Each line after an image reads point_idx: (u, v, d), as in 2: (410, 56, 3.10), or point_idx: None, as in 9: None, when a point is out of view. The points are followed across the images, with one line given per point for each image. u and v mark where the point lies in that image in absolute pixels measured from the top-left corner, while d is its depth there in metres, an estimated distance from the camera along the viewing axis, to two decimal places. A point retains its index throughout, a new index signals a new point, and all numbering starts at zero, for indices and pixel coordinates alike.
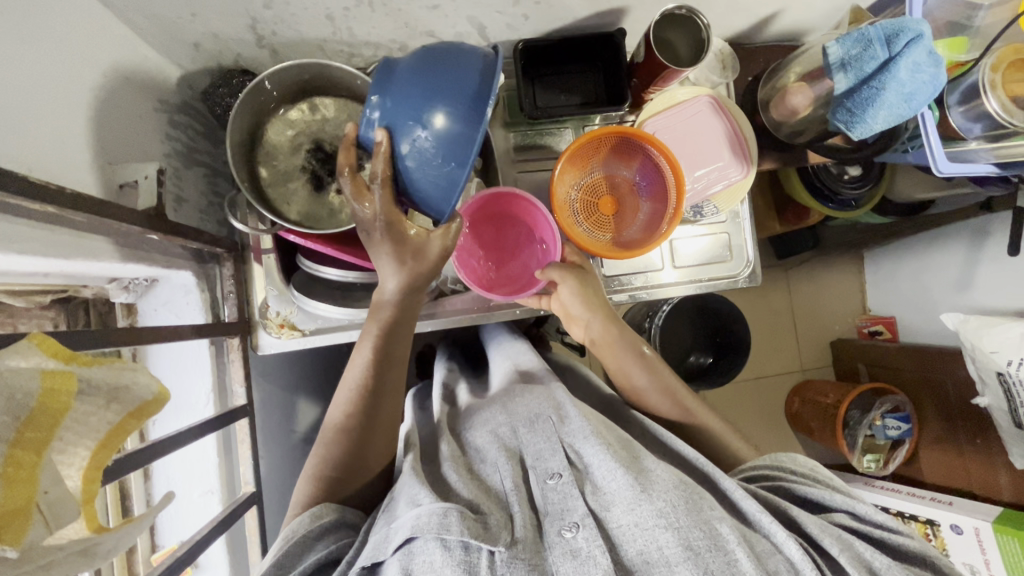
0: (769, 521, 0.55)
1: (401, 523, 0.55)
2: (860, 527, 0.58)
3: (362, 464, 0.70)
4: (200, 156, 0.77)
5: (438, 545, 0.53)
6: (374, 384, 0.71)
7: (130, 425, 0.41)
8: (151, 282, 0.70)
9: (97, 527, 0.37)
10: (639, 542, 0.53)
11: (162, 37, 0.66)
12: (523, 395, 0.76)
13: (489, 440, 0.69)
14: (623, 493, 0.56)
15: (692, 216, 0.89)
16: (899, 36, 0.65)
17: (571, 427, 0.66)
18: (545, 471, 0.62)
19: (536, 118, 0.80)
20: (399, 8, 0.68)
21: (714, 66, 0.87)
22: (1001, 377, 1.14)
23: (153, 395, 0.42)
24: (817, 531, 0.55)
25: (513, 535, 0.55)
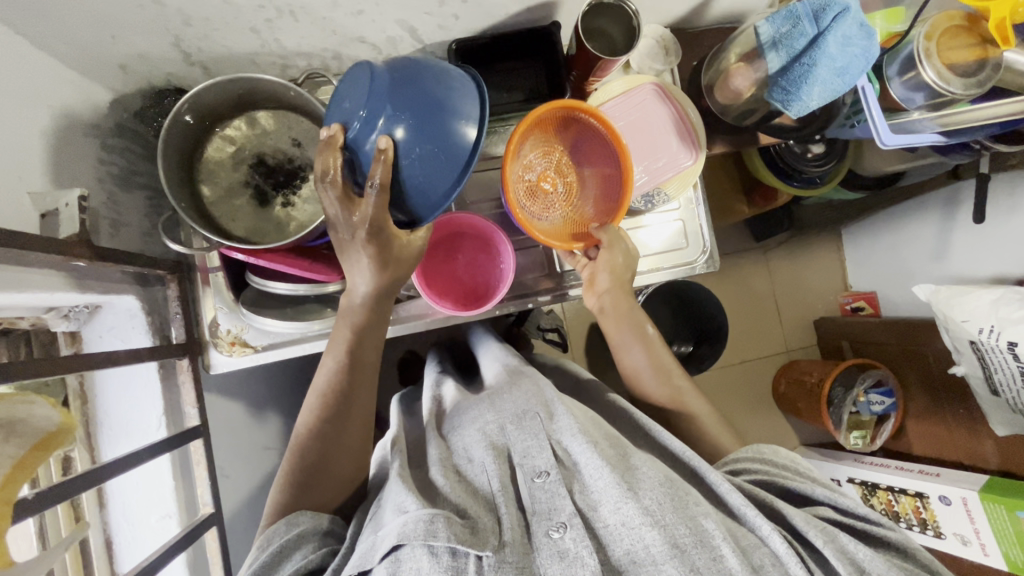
0: (754, 513, 0.57)
1: (387, 530, 0.56)
2: (846, 521, 0.61)
3: (326, 471, 0.69)
4: (140, 178, 0.77)
5: (425, 552, 0.54)
6: (345, 387, 0.71)
7: (33, 454, 0.52)
8: (93, 309, 0.69)
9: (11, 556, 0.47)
10: (626, 541, 0.55)
11: (85, 61, 0.65)
12: (511, 391, 0.76)
13: (477, 438, 0.68)
14: (610, 492, 0.57)
15: (644, 206, 0.88)
16: (826, 10, 0.64)
17: (559, 424, 0.68)
18: (532, 469, 0.63)
19: None
20: (323, 16, 0.67)
21: (656, 53, 0.86)
22: (974, 346, 1.13)
23: (46, 425, 0.55)
24: (802, 523, 0.57)
25: (501, 540, 0.57)
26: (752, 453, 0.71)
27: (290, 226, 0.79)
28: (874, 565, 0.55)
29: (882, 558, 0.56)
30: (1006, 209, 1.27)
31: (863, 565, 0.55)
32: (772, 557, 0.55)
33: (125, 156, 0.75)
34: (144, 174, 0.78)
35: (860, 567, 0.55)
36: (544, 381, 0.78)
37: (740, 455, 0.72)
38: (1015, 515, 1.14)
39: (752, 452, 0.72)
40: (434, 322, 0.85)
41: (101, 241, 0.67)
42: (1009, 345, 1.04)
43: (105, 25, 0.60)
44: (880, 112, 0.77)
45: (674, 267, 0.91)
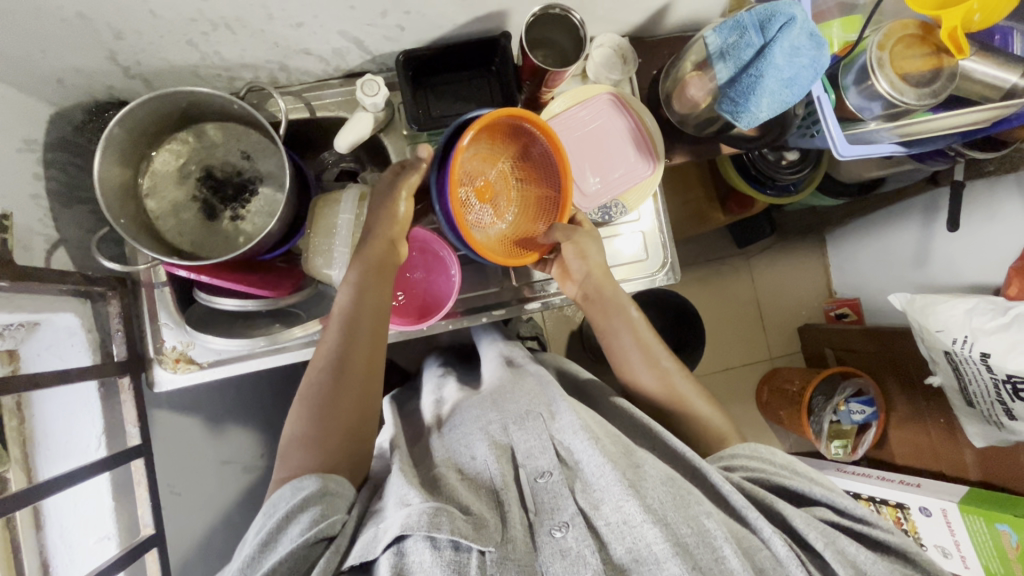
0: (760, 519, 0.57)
1: (389, 523, 0.56)
2: (843, 523, 0.59)
3: (333, 417, 0.67)
4: (83, 193, 0.76)
5: (428, 546, 0.54)
6: (352, 334, 0.70)
7: None
8: (30, 326, 0.68)
9: None
10: (628, 540, 0.54)
11: (18, 76, 0.64)
12: (513, 390, 0.76)
13: (478, 434, 0.69)
14: (613, 490, 0.57)
15: (602, 219, 0.85)
16: (772, 20, 0.63)
17: (560, 423, 0.68)
18: (534, 469, 0.64)
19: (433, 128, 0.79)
20: (261, 28, 0.66)
21: (614, 62, 0.84)
22: (949, 356, 1.11)
23: None
24: (802, 526, 0.57)
25: (505, 537, 0.56)
26: (746, 449, 0.69)
27: (238, 240, 0.78)
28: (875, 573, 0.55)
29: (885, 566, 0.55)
30: (985, 215, 1.25)
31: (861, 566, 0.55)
32: (774, 560, 0.55)
33: (67, 170, 0.73)
34: (88, 188, 0.77)
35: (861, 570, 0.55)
36: (547, 380, 0.78)
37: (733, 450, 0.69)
38: (995, 528, 1.11)
39: (746, 450, 0.69)
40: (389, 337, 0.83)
41: (34, 261, 0.66)
42: (982, 356, 1.02)
43: (33, 39, 0.59)
44: (837, 122, 0.75)
45: (635, 279, 0.90)
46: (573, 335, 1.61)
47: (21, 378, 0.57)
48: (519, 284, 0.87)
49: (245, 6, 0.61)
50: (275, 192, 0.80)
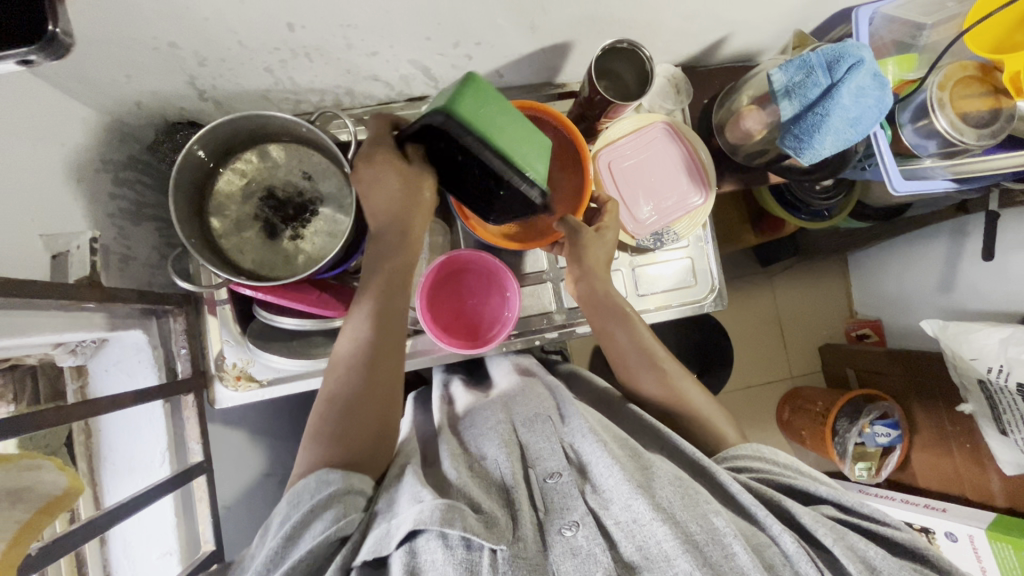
0: (765, 513, 0.57)
1: (401, 519, 0.54)
2: (850, 519, 0.60)
3: (370, 399, 0.68)
4: (150, 211, 0.77)
5: (440, 544, 0.53)
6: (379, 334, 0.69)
7: (42, 520, 0.46)
8: (99, 343, 0.68)
9: None
10: (638, 538, 0.54)
11: (102, 99, 0.65)
12: (523, 397, 0.77)
13: (489, 436, 0.69)
14: (621, 490, 0.57)
15: (653, 245, 0.87)
16: (840, 62, 0.65)
17: (570, 427, 0.69)
18: (545, 471, 0.64)
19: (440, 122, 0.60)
20: (337, 56, 0.67)
21: (668, 92, 0.87)
22: (984, 384, 1.13)
23: (61, 490, 0.48)
24: (811, 522, 0.57)
25: (516, 535, 0.56)
26: (752, 452, 0.70)
27: (299, 259, 0.80)
28: (888, 567, 0.54)
29: (896, 560, 0.55)
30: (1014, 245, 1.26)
31: (870, 559, 0.55)
32: (783, 557, 0.55)
33: (136, 188, 0.75)
34: (154, 206, 0.78)
35: (872, 567, 0.54)
36: (556, 386, 0.80)
37: (738, 453, 0.70)
38: None
39: (746, 452, 0.70)
40: (441, 357, 0.84)
41: (111, 280, 0.67)
42: (1019, 387, 1.03)
43: (123, 65, 0.60)
44: (893, 157, 0.76)
45: (679, 304, 0.91)
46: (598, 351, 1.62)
47: (103, 400, 0.59)
48: (569, 306, 0.89)
49: (327, 37, 0.63)
50: (335, 213, 0.81)
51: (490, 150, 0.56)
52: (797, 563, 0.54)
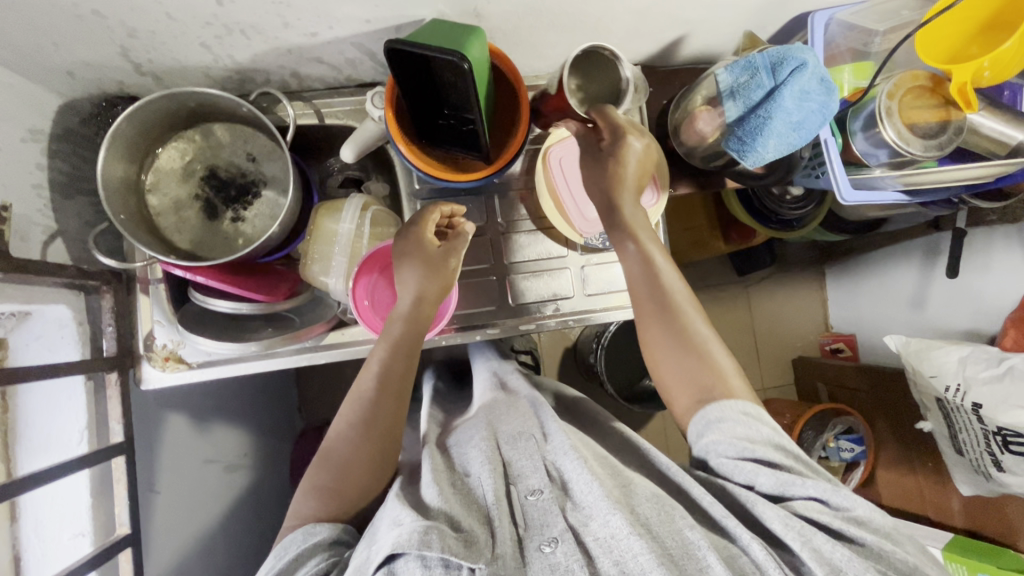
0: (736, 525, 0.56)
1: (381, 543, 0.55)
2: (823, 521, 0.56)
3: (363, 452, 0.67)
4: (86, 185, 0.76)
5: (418, 564, 0.53)
6: (383, 383, 0.68)
7: None
8: (21, 316, 0.66)
9: None
10: (615, 553, 0.53)
11: (31, 67, 0.64)
12: (507, 414, 0.77)
13: (474, 453, 0.69)
14: (599, 505, 0.57)
15: (603, 244, 0.87)
16: (783, 64, 0.63)
17: (553, 445, 0.68)
18: (527, 488, 0.64)
19: (418, 61, 0.64)
20: (275, 36, 0.66)
21: (626, 89, 0.85)
22: (941, 403, 1.11)
23: None
24: (779, 528, 0.55)
25: (494, 554, 0.56)
26: (736, 411, 0.62)
27: (237, 242, 0.78)
28: (852, 568, 0.52)
29: (865, 563, 0.52)
30: (982, 265, 1.26)
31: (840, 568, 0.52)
32: (753, 566, 0.53)
33: (73, 162, 0.74)
34: (92, 180, 0.77)
35: (838, 569, 0.52)
36: (540, 401, 0.78)
37: (722, 412, 0.62)
38: None
39: (727, 414, 0.62)
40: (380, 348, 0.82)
41: (33, 251, 0.66)
42: (974, 406, 1.03)
43: (48, 32, 0.59)
44: (842, 166, 0.75)
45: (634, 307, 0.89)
46: (564, 352, 1.60)
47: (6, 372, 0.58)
48: (515, 303, 0.87)
49: (261, 14, 0.62)
50: (277, 196, 0.80)
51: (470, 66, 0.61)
52: (763, 567, 0.53)
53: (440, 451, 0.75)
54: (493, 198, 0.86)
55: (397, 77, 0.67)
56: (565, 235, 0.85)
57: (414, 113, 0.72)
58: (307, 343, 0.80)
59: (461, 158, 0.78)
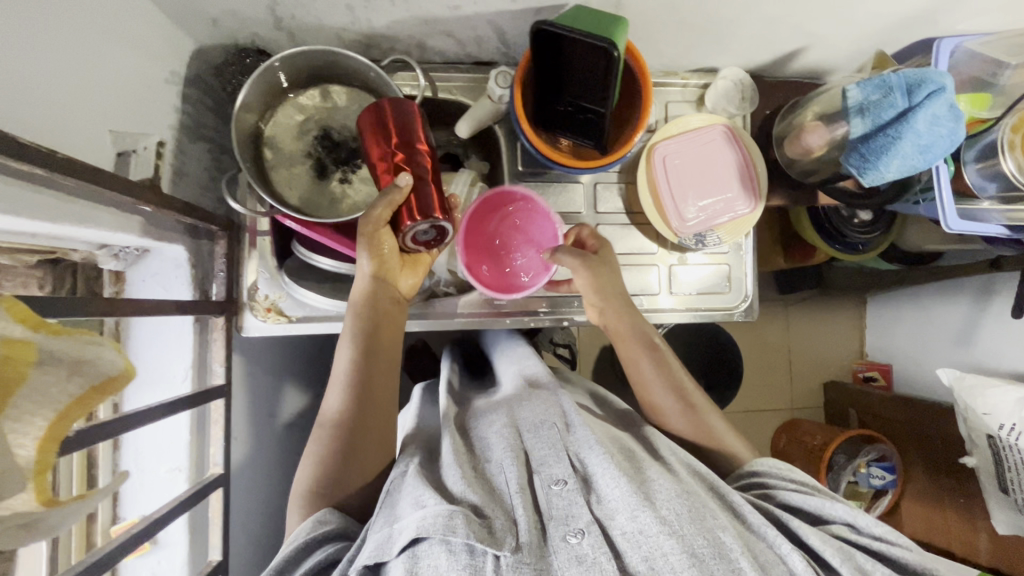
0: (773, 530, 0.57)
1: (405, 524, 0.54)
2: (858, 539, 0.59)
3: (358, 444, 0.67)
4: (207, 132, 0.77)
5: (443, 549, 0.52)
6: (367, 369, 0.70)
7: (94, 400, 0.39)
8: (142, 252, 0.69)
9: (46, 500, 0.34)
10: (643, 549, 0.52)
11: (182, 9, 0.65)
12: (528, 399, 0.73)
13: (496, 436, 0.67)
14: (627, 500, 0.55)
15: (694, 245, 0.87)
16: (921, 86, 0.64)
17: (576, 436, 0.65)
18: (549, 477, 0.61)
19: (561, 43, 0.65)
20: (420, 5, 0.67)
21: (733, 96, 0.86)
22: (992, 441, 1.12)
23: (119, 370, 0.39)
24: (819, 543, 0.56)
25: (519, 541, 0.54)
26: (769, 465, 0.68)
27: (344, 204, 0.79)
28: None
29: None
30: None
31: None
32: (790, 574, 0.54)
33: (198, 108, 0.75)
34: (211, 128, 0.78)
35: None
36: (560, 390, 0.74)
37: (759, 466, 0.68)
38: None
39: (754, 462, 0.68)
40: (469, 323, 0.84)
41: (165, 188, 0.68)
42: None
43: None
44: (951, 194, 0.75)
45: (713, 309, 0.91)
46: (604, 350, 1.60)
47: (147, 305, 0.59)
48: None
49: None
50: None
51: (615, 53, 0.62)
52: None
53: (460, 433, 0.73)
54: (591, 186, 0.87)
55: (537, 56, 0.68)
56: (659, 231, 0.87)
57: (542, 95, 0.74)
58: None
59: (574, 145, 0.79)
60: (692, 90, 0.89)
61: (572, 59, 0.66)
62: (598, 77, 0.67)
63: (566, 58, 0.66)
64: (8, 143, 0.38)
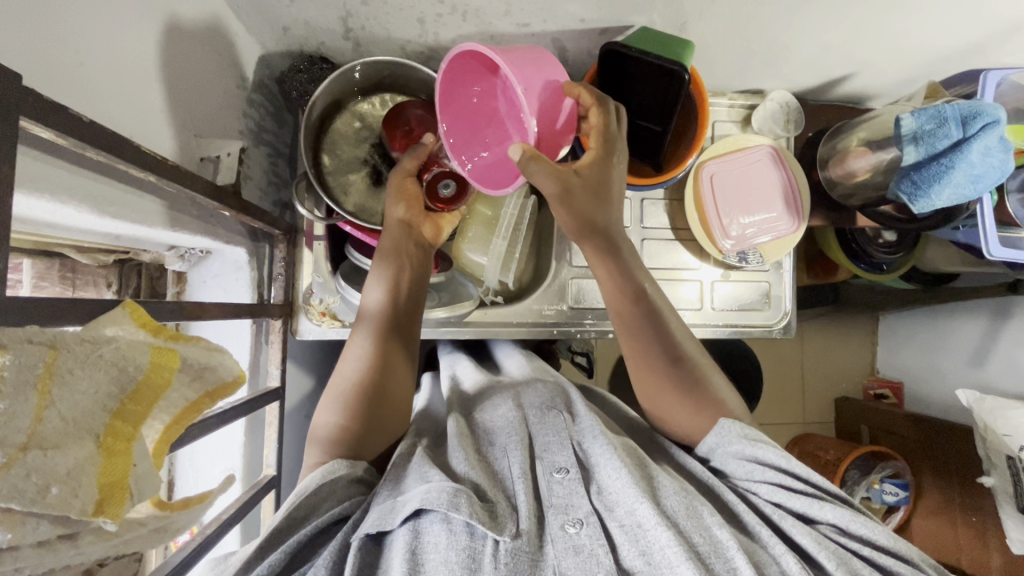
0: (769, 532, 0.50)
1: (408, 496, 0.50)
2: (858, 547, 0.50)
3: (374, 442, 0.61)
4: (267, 136, 0.78)
5: (443, 527, 0.48)
6: (381, 378, 0.64)
7: (204, 404, 0.37)
8: (205, 254, 0.70)
9: (161, 504, 0.33)
10: (641, 543, 0.48)
11: (256, 17, 0.66)
12: (535, 388, 0.69)
13: (503, 422, 0.62)
14: (628, 491, 0.51)
15: (737, 262, 0.89)
16: (976, 119, 0.66)
17: (581, 425, 0.60)
18: (551, 464, 0.55)
19: (631, 59, 0.67)
20: (490, 21, 0.69)
21: (779, 118, 0.88)
22: (1011, 462, 1.09)
23: (235, 378, 0.39)
24: (812, 544, 0.49)
25: (517, 528, 0.49)
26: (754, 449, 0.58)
27: None
28: None
29: None
30: None
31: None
32: None
33: (260, 112, 0.76)
34: (270, 133, 0.79)
35: None
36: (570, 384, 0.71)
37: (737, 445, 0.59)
38: None
39: (732, 436, 0.58)
40: (517, 333, 0.85)
41: (249, 192, 0.73)
42: None
43: None
44: (994, 222, 0.77)
45: (753, 326, 0.93)
46: None
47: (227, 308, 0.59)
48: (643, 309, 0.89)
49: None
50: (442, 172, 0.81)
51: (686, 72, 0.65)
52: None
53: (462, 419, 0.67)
54: (638, 202, 0.89)
55: (606, 70, 0.70)
56: (705, 249, 0.88)
57: None
58: (452, 317, 0.82)
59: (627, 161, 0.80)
60: (738, 110, 0.91)
61: (640, 75, 0.68)
62: (665, 93, 0.69)
63: (634, 74, 0.68)
64: (132, 151, 0.39)
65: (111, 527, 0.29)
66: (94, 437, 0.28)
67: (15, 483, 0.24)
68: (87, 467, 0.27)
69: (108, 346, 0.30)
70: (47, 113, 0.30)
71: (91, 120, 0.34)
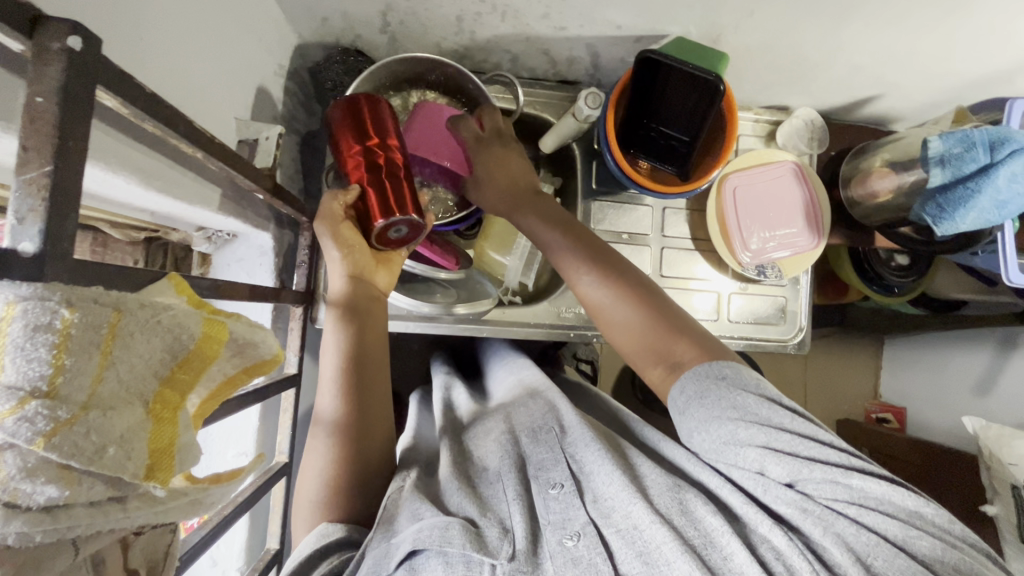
0: (753, 511, 0.48)
1: (402, 537, 0.48)
2: (838, 504, 0.47)
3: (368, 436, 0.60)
4: (297, 124, 0.79)
5: (440, 562, 0.46)
6: (360, 371, 0.62)
7: (241, 379, 0.37)
8: (231, 238, 0.71)
9: (192, 477, 0.32)
10: (638, 544, 0.47)
11: (299, 7, 0.67)
12: (525, 403, 0.69)
13: (494, 448, 0.61)
14: (620, 495, 0.51)
15: (755, 276, 0.89)
16: (1004, 145, 0.66)
17: (573, 437, 0.60)
18: (546, 481, 0.55)
19: (667, 67, 0.67)
20: (528, 22, 0.70)
21: (803, 135, 0.89)
22: (1016, 491, 1.07)
23: (274, 355, 0.39)
24: (792, 513, 0.47)
25: (514, 548, 0.49)
26: (713, 379, 0.54)
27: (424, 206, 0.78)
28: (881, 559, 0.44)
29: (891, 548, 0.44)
30: None
31: (862, 555, 0.44)
32: (776, 553, 0.46)
33: (292, 100, 0.77)
34: (300, 122, 0.80)
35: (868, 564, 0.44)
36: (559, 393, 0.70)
37: (699, 387, 0.54)
38: None
39: (709, 387, 0.53)
40: (533, 334, 0.85)
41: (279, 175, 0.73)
42: None
43: None
44: (1015, 248, 0.77)
45: (768, 340, 0.93)
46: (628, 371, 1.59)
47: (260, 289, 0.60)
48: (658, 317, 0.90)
49: (533, 1, 0.65)
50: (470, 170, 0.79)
51: (721, 82, 0.65)
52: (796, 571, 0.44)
53: (455, 441, 0.65)
54: (660, 211, 0.90)
55: (640, 76, 0.70)
56: (724, 259, 0.88)
57: (633, 112, 0.76)
58: (468, 315, 0.82)
59: (653, 168, 0.81)
60: (762, 125, 0.92)
61: (674, 82, 0.69)
62: (698, 102, 0.69)
63: (668, 82, 0.69)
64: (185, 124, 0.39)
65: (159, 492, 0.29)
66: (144, 403, 0.28)
67: (76, 441, 0.25)
68: (140, 432, 0.27)
69: (165, 313, 0.30)
70: (117, 81, 0.31)
71: (154, 93, 0.35)
